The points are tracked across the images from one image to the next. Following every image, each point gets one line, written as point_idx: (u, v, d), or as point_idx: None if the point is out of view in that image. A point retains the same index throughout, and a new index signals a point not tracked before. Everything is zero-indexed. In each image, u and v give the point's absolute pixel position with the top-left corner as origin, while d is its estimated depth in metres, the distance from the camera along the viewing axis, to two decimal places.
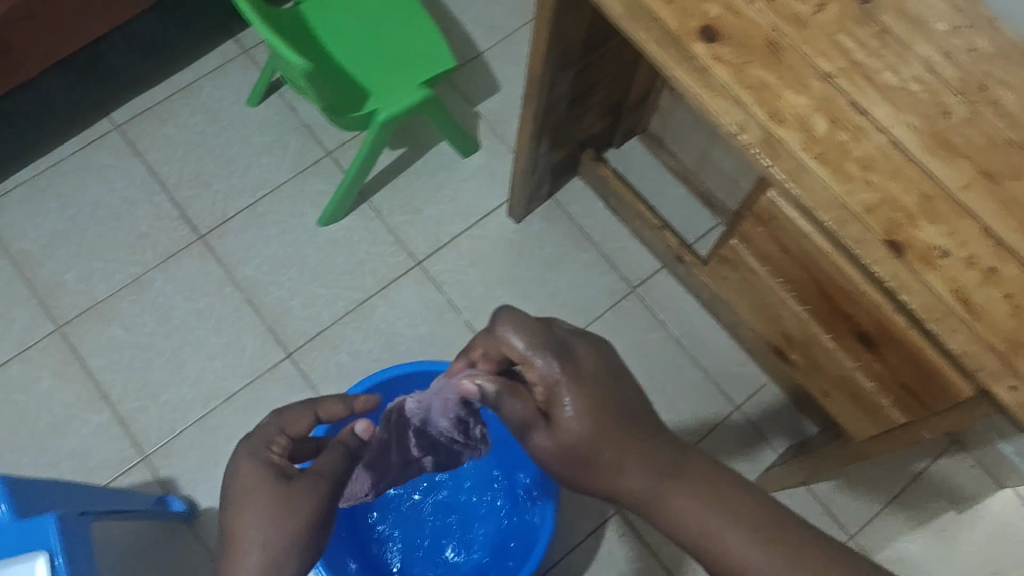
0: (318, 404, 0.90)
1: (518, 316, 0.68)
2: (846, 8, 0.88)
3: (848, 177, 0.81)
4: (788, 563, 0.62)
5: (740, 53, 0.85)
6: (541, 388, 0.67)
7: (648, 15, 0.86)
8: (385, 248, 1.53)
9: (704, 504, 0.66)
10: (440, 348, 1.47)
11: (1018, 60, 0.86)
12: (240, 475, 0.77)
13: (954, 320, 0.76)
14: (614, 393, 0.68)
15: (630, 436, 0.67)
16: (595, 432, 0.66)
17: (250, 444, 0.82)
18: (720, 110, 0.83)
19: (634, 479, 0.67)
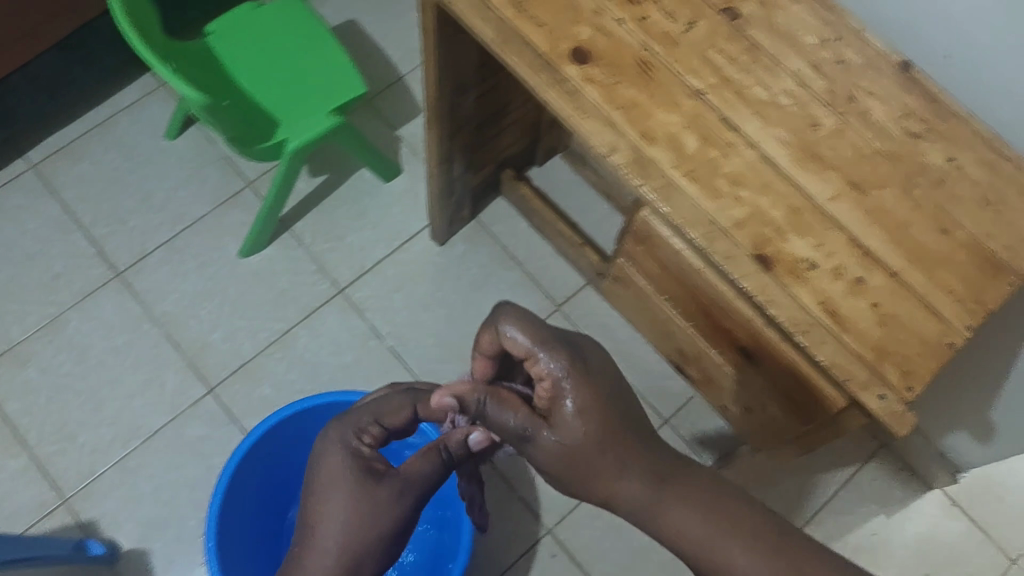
0: (421, 394, 0.81)
1: (521, 312, 0.70)
2: (716, 25, 0.88)
3: (718, 193, 0.82)
4: None
5: (611, 73, 0.85)
6: (545, 386, 0.67)
7: (519, 39, 0.86)
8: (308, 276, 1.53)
9: (701, 514, 0.65)
10: (363, 376, 1.47)
11: (886, 70, 0.87)
12: (329, 458, 0.76)
13: (821, 332, 0.78)
14: (621, 395, 0.69)
15: (633, 442, 0.67)
16: (599, 435, 0.66)
17: (344, 425, 0.79)
18: (593, 132, 0.83)
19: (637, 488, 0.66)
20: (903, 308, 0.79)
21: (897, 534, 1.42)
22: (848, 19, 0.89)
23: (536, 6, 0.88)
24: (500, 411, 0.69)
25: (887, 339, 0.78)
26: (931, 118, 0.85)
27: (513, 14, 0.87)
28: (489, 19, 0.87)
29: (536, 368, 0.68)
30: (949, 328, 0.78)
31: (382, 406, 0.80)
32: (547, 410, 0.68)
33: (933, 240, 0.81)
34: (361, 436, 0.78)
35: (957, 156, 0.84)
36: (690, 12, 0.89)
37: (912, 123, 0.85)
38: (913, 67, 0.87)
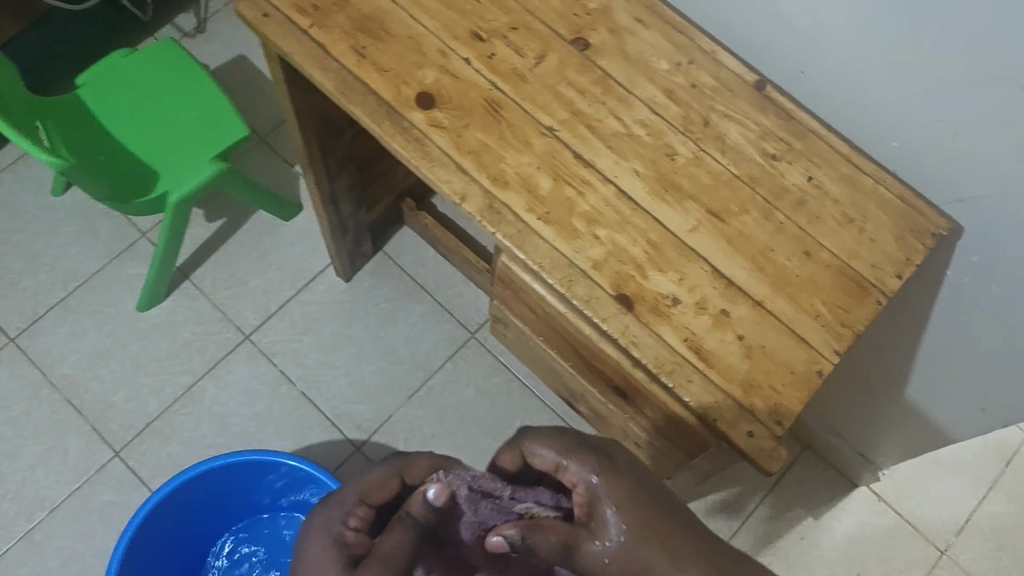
0: (411, 456, 0.65)
1: (544, 428, 0.61)
2: (566, 57, 0.86)
3: (575, 236, 0.79)
4: None
5: (457, 116, 0.83)
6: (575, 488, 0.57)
7: (360, 88, 0.83)
8: (215, 327, 1.47)
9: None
10: (276, 425, 1.42)
11: (741, 91, 0.85)
12: (303, 558, 0.61)
13: (687, 371, 0.75)
14: (667, 496, 0.58)
15: (687, 536, 0.55)
16: (638, 529, 0.55)
17: (327, 502, 0.63)
18: (442, 180, 0.80)
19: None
20: (769, 338, 0.77)
21: (826, 537, 1.41)
22: (700, 41, 0.87)
23: (377, 52, 0.85)
24: (514, 497, 0.61)
25: (754, 372, 0.75)
26: (788, 138, 0.84)
27: (354, 63, 0.84)
28: (328, 70, 0.84)
29: (566, 479, 0.58)
30: (817, 355, 0.76)
31: (366, 480, 0.63)
32: (586, 527, 0.56)
33: (796, 264, 0.79)
34: (348, 519, 0.62)
35: (816, 174, 0.82)
36: (539, 45, 0.86)
37: (770, 144, 0.83)
38: (767, 86, 0.86)
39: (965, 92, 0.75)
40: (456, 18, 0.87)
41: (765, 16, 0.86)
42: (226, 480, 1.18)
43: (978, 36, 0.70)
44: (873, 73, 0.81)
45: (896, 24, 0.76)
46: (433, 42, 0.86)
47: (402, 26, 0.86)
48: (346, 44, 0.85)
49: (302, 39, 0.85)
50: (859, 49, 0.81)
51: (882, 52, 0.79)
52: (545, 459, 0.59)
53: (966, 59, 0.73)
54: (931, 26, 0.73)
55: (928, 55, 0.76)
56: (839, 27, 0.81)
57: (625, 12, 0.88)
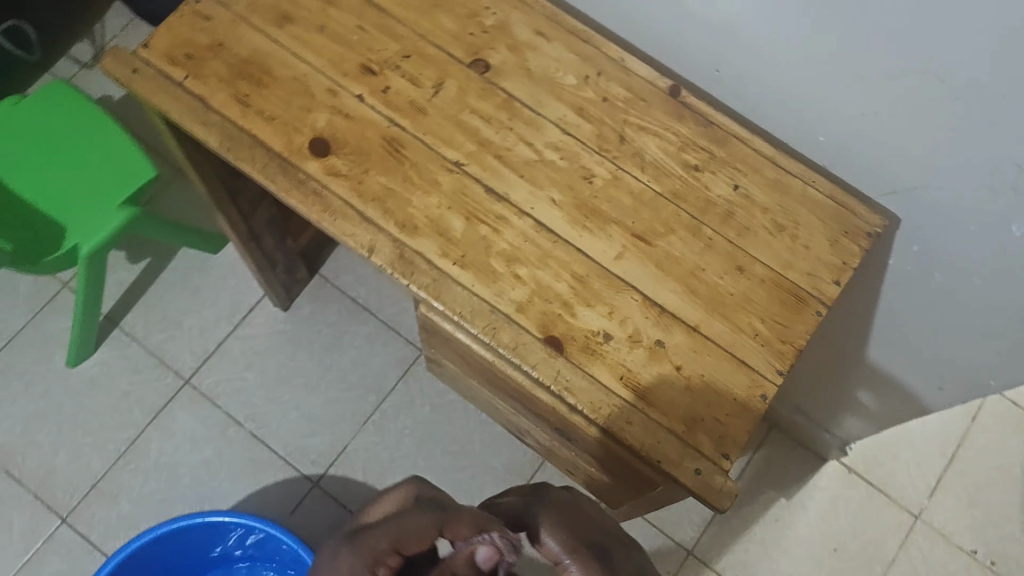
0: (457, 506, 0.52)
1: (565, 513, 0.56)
2: (466, 82, 0.80)
3: (495, 278, 0.74)
4: None
5: (355, 161, 0.77)
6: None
7: (248, 141, 0.77)
8: (155, 375, 1.40)
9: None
10: (228, 470, 1.35)
11: (655, 100, 0.80)
12: None
13: (626, 412, 0.71)
14: None
15: None
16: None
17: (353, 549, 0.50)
18: (346, 233, 0.75)
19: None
20: (710, 366, 0.73)
21: (800, 517, 1.38)
22: (606, 49, 0.82)
23: (261, 98, 0.78)
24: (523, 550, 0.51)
25: (696, 406, 0.72)
26: (709, 145, 0.79)
27: (237, 113, 0.78)
28: (210, 124, 0.77)
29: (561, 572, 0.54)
30: (760, 378, 0.73)
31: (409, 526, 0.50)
32: None
33: (729, 282, 0.75)
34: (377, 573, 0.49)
35: (742, 182, 0.78)
36: (435, 72, 0.80)
37: (691, 154, 0.78)
38: (682, 91, 0.81)
39: (887, 86, 0.71)
40: (343, 51, 0.81)
41: (671, 18, 0.81)
42: (166, 550, 1.12)
43: (895, 30, 0.66)
44: (789, 72, 0.77)
45: (808, 22, 0.71)
46: (322, 81, 0.79)
47: (285, 66, 0.80)
48: (227, 93, 0.78)
49: (177, 93, 0.78)
50: (770, 49, 0.76)
51: (796, 50, 0.75)
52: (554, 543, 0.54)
53: (885, 54, 0.68)
54: (844, 22, 0.69)
55: (844, 53, 0.71)
56: (749, 27, 0.76)
57: (524, 25, 0.82)
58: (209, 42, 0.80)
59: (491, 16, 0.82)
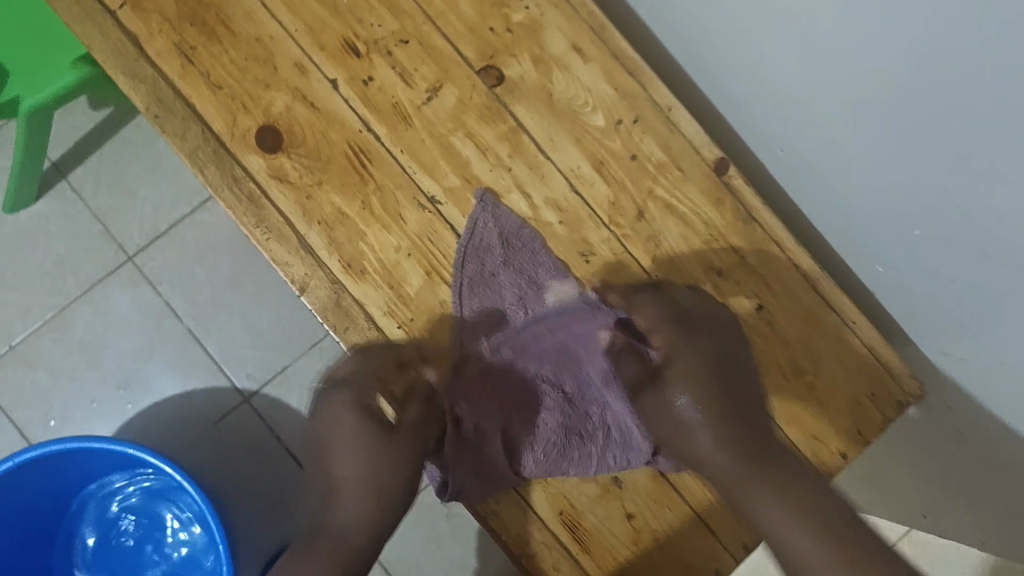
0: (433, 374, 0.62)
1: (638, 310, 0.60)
2: (467, 95, 0.63)
3: (446, 360, 0.62)
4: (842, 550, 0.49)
5: (309, 167, 0.62)
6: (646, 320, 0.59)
7: (185, 111, 0.61)
8: (79, 240, 0.98)
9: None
10: (180, 372, 0.96)
11: (695, 173, 0.64)
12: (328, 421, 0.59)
13: (554, 554, 0.61)
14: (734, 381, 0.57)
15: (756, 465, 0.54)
16: (732, 441, 0.55)
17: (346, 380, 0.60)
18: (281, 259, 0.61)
19: (797, 550, 0.50)
20: (664, 522, 0.62)
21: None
22: (654, 88, 0.64)
23: (209, 59, 0.62)
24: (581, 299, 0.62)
25: (637, 563, 0.62)
26: (744, 248, 0.63)
27: (177, 71, 0.62)
28: (139, 79, 0.61)
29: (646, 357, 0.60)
30: (719, 550, 0.62)
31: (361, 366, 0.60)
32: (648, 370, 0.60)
33: None
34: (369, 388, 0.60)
35: (768, 303, 0.63)
36: (434, 71, 0.63)
37: (718, 254, 0.63)
38: (731, 168, 0.64)
39: (955, 284, 0.54)
40: (326, 16, 0.63)
41: (720, 68, 0.63)
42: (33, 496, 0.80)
43: (911, 141, 0.49)
44: (846, 198, 0.60)
45: (883, 166, 0.54)
46: (291, 50, 0.62)
47: (249, 18, 0.62)
48: (170, 41, 0.62)
49: (106, 27, 0.61)
50: (791, 112, 0.59)
51: (862, 186, 0.57)
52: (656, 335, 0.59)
53: (897, 158, 0.52)
54: (924, 189, 0.51)
55: (912, 223, 0.55)
56: (771, 78, 0.59)
57: (560, 34, 0.64)
58: None
59: (521, 10, 0.64)
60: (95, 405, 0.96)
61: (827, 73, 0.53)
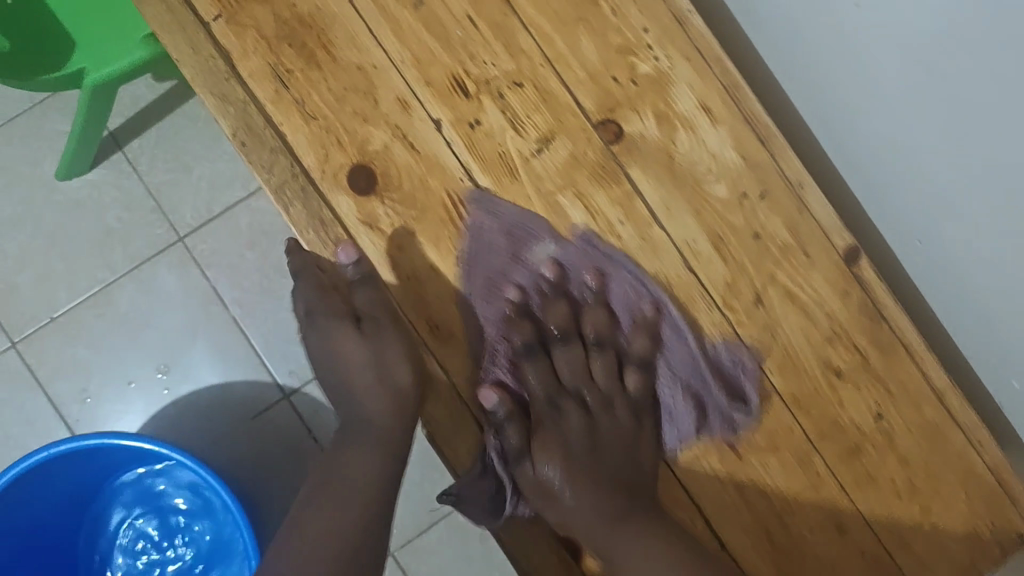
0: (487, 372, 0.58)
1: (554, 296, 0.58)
2: (583, 152, 0.57)
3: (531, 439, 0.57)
4: None
5: (403, 213, 0.56)
6: (603, 316, 0.59)
7: (274, 139, 0.56)
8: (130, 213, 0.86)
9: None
10: (230, 369, 0.86)
11: (822, 261, 0.58)
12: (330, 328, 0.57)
13: None
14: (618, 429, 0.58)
15: (637, 518, 0.54)
16: (594, 480, 0.56)
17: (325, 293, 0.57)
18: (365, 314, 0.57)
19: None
20: None
21: None
22: (787, 161, 0.58)
23: (307, 86, 0.56)
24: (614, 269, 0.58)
25: None
26: (867, 347, 0.58)
27: (269, 96, 0.56)
28: (228, 100, 0.56)
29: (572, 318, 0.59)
30: None
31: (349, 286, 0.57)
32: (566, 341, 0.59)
33: (818, 539, 0.58)
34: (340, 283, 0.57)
35: (887, 412, 0.58)
36: (548, 120, 0.57)
37: (838, 352, 0.58)
38: (862, 258, 0.58)
39: None
40: (436, 48, 0.57)
41: (837, 92, 0.55)
42: (43, 503, 0.74)
43: None
44: (974, 310, 0.55)
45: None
46: (395, 83, 0.57)
47: (353, 44, 0.57)
48: (264, 62, 0.56)
49: (196, 37, 0.56)
50: (909, 133, 0.51)
51: (994, 302, 0.52)
52: (601, 367, 0.59)
53: None
54: None
55: None
56: (893, 113, 0.51)
57: (690, 92, 0.58)
58: None
59: (650, 61, 0.58)
60: (133, 385, 0.85)
61: (967, 87, 0.44)
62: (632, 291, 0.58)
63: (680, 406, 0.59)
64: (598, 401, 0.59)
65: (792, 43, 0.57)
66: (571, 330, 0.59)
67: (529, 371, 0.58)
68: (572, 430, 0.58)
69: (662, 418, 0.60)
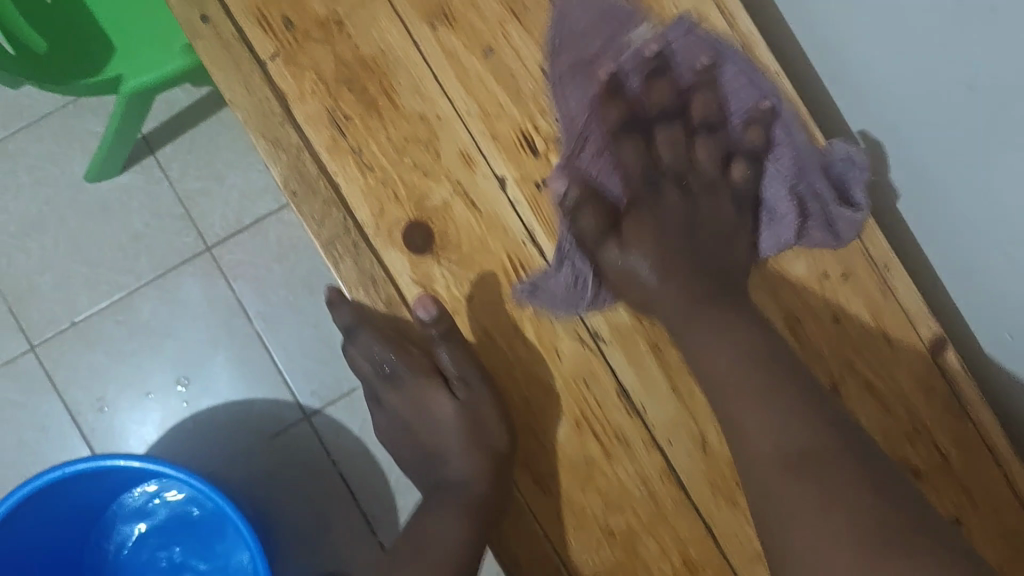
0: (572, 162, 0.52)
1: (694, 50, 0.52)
2: None
3: (581, 527, 0.53)
4: (801, 427, 0.45)
5: (460, 275, 0.53)
6: (708, 106, 0.53)
7: (327, 189, 0.53)
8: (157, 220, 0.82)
9: (833, 538, 0.41)
10: (250, 390, 0.81)
11: (904, 352, 0.54)
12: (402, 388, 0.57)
13: None
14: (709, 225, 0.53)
15: (700, 315, 0.50)
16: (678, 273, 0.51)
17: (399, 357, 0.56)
18: (436, 383, 0.56)
19: (754, 444, 0.46)
20: None
21: None
22: (873, 240, 0.54)
23: (365, 134, 0.53)
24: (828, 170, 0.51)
25: None
26: (948, 446, 0.54)
27: (325, 142, 0.53)
28: (281, 146, 0.53)
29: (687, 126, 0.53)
30: None
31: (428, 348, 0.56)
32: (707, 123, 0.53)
33: None
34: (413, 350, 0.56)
35: (965, 518, 0.54)
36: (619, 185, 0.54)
37: (916, 450, 0.54)
38: (949, 351, 0.54)
39: None
40: (504, 101, 0.53)
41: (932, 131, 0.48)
42: (48, 519, 0.69)
43: None
44: None
45: None
46: (458, 136, 0.53)
47: (417, 93, 0.53)
48: (321, 106, 0.53)
49: (250, 77, 0.53)
50: (992, 136, 0.43)
51: None
52: (706, 150, 0.54)
53: None
54: None
55: None
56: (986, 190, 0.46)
57: None
58: (324, 12, 0.53)
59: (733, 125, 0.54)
60: (151, 397, 0.81)
61: None
62: (751, 89, 0.52)
63: (785, 210, 0.53)
64: (700, 184, 0.54)
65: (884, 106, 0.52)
66: (676, 112, 0.53)
67: (626, 149, 0.53)
68: (673, 209, 0.53)
69: (763, 221, 0.54)
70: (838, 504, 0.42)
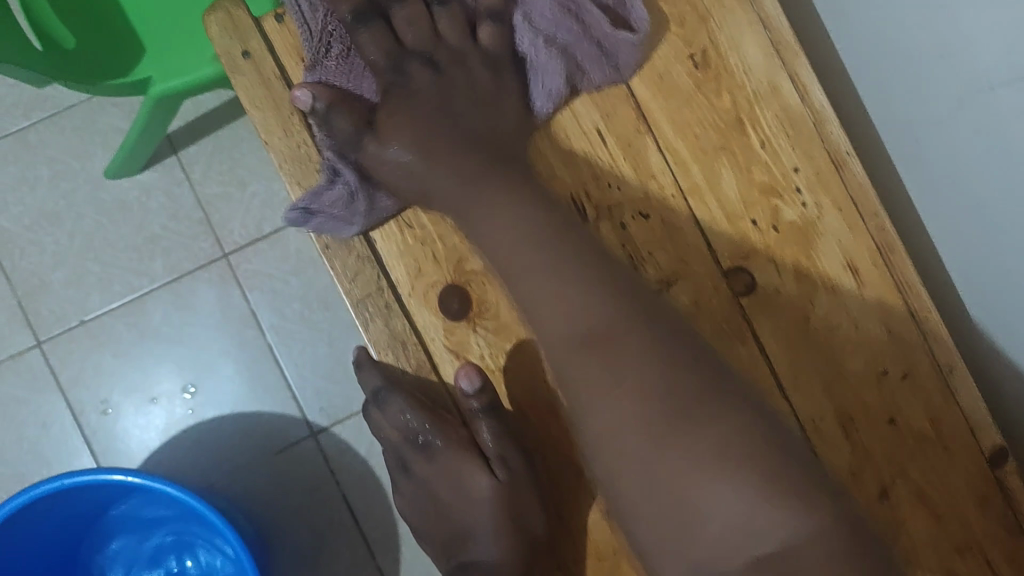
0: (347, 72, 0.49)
1: None
2: (704, 296, 0.50)
3: None
4: (601, 304, 0.43)
5: (495, 344, 0.50)
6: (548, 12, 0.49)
7: (362, 243, 0.50)
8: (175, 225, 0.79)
9: (634, 424, 0.41)
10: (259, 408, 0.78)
11: (962, 459, 0.50)
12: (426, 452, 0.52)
13: None
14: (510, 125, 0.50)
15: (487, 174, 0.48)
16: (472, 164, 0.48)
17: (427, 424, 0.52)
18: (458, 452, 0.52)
19: (547, 321, 0.44)
20: None
21: None
22: (938, 340, 0.50)
23: None
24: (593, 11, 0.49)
25: None
26: (1001, 562, 0.50)
27: None
28: None
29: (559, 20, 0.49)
30: None
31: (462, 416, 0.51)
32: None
33: None
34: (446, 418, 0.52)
35: None
36: (671, 259, 0.51)
37: (967, 563, 0.50)
38: (1010, 463, 0.50)
39: None
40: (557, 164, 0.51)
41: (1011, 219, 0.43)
42: (47, 522, 0.66)
43: None
44: None
45: None
46: None
47: None
48: None
49: (288, 118, 0.50)
50: None
51: None
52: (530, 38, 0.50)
53: None
54: None
55: None
56: None
57: (836, 245, 0.50)
58: None
59: (796, 206, 0.51)
60: (155, 403, 0.78)
61: None
62: None
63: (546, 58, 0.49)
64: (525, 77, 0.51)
65: (964, 200, 0.48)
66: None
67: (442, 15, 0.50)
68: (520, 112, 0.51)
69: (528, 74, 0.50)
70: (635, 382, 0.41)
